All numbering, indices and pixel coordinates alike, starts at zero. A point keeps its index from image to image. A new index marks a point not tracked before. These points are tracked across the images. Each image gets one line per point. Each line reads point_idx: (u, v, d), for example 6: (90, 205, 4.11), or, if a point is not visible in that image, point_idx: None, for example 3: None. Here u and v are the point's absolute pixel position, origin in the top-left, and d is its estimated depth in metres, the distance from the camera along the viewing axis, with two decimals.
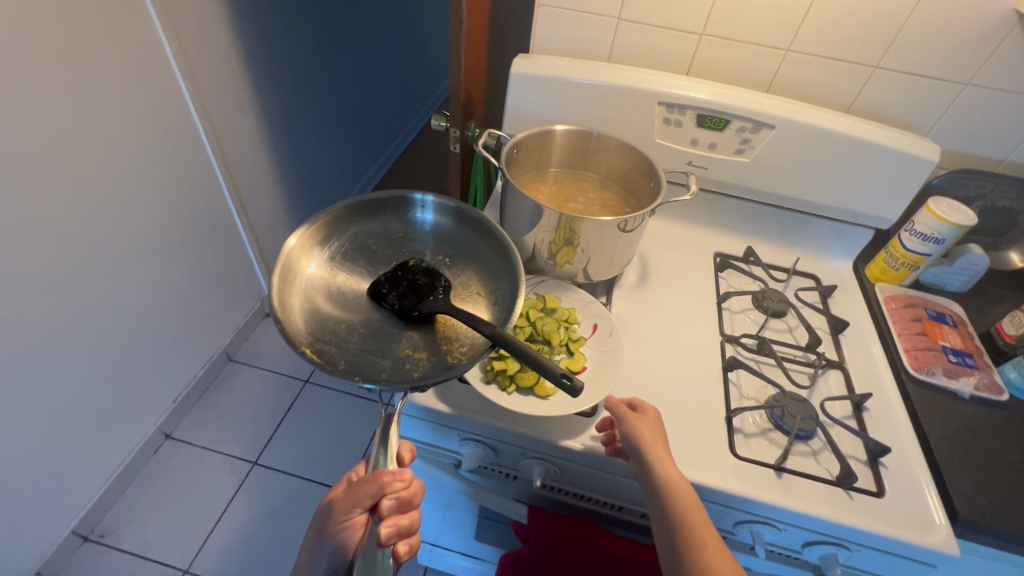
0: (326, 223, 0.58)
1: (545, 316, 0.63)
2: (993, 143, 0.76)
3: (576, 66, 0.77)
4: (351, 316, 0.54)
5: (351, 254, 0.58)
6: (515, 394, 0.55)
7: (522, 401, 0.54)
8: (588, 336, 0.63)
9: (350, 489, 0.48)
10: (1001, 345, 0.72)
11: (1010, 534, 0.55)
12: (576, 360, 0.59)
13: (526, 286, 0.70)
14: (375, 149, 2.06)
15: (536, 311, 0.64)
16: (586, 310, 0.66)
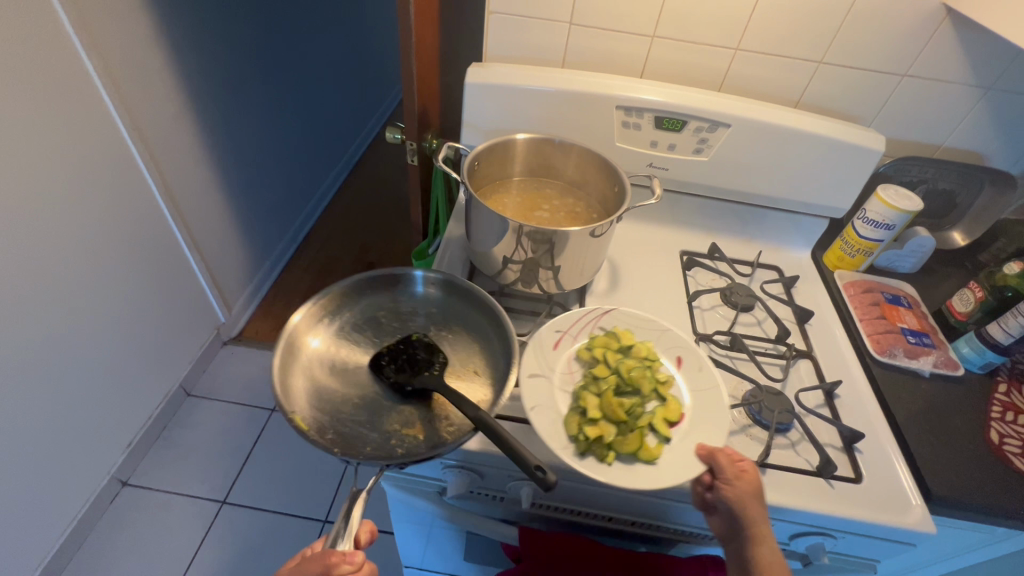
0: (340, 294, 0.61)
1: (625, 358, 0.58)
2: (931, 130, 0.80)
3: (531, 73, 0.76)
4: (348, 387, 0.55)
5: (358, 325, 0.61)
6: (616, 463, 0.51)
7: (626, 472, 0.50)
8: (674, 373, 0.59)
9: (296, 566, 0.46)
10: (952, 322, 0.75)
11: (979, 506, 0.57)
12: (671, 408, 0.54)
13: (592, 318, 0.64)
14: (327, 162, 2.00)
15: (614, 351, 0.59)
16: (664, 342, 0.62)
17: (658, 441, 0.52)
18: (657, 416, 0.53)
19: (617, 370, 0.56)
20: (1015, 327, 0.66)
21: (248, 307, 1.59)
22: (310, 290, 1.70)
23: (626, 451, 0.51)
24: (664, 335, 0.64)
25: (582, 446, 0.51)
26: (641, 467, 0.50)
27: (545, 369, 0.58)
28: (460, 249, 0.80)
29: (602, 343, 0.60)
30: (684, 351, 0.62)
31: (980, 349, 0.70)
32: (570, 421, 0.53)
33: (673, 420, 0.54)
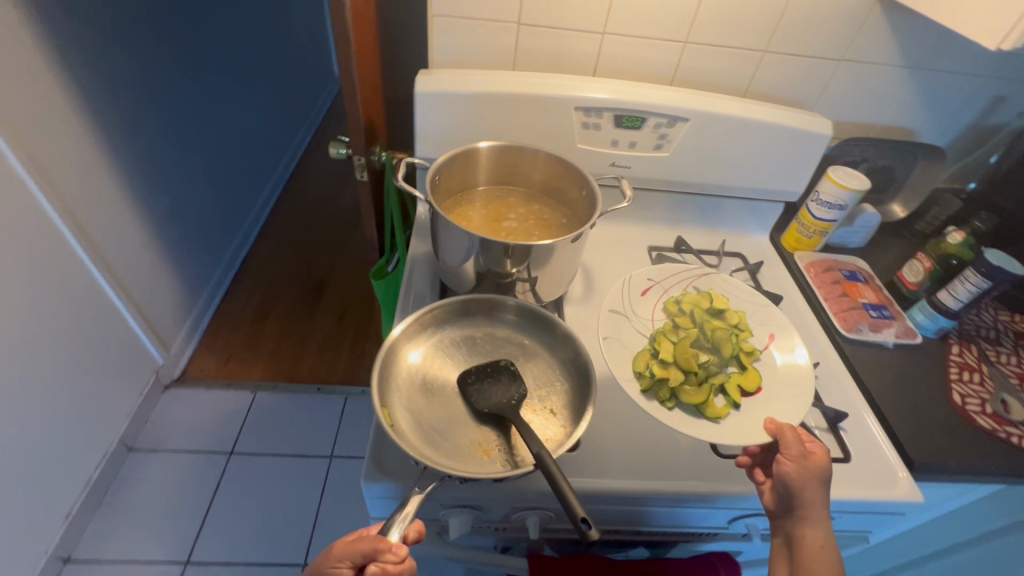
0: (448, 307, 0.61)
1: (714, 320, 0.62)
2: (868, 110, 0.84)
3: (482, 77, 0.72)
4: (433, 397, 0.56)
5: (456, 341, 0.61)
6: (674, 408, 0.55)
7: (683, 419, 0.53)
8: (764, 345, 0.61)
9: (350, 540, 0.45)
10: (904, 292, 0.79)
11: (955, 468, 0.61)
12: (751, 377, 0.57)
13: (688, 280, 0.68)
14: (256, 179, 1.87)
15: (701, 311, 0.63)
16: (757, 316, 0.65)
17: (725, 402, 0.55)
18: (733, 379, 0.56)
19: (704, 328, 0.60)
20: (963, 293, 0.70)
21: (188, 344, 1.46)
22: (256, 318, 1.59)
23: (685, 398, 0.54)
24: (767, 312, 0.65)
25: (644, 382, 0.55)
26: (694, 418, 0.54)
27: (625, 309, 0.64)
28: (427, 268, 0.76)
29: (694, 299, 0.64)
30: (782, 331, 0.63)
31: (933, 316, 0.74)
32: (642, 356, 0.57)
33: (750, 390, 0.56)
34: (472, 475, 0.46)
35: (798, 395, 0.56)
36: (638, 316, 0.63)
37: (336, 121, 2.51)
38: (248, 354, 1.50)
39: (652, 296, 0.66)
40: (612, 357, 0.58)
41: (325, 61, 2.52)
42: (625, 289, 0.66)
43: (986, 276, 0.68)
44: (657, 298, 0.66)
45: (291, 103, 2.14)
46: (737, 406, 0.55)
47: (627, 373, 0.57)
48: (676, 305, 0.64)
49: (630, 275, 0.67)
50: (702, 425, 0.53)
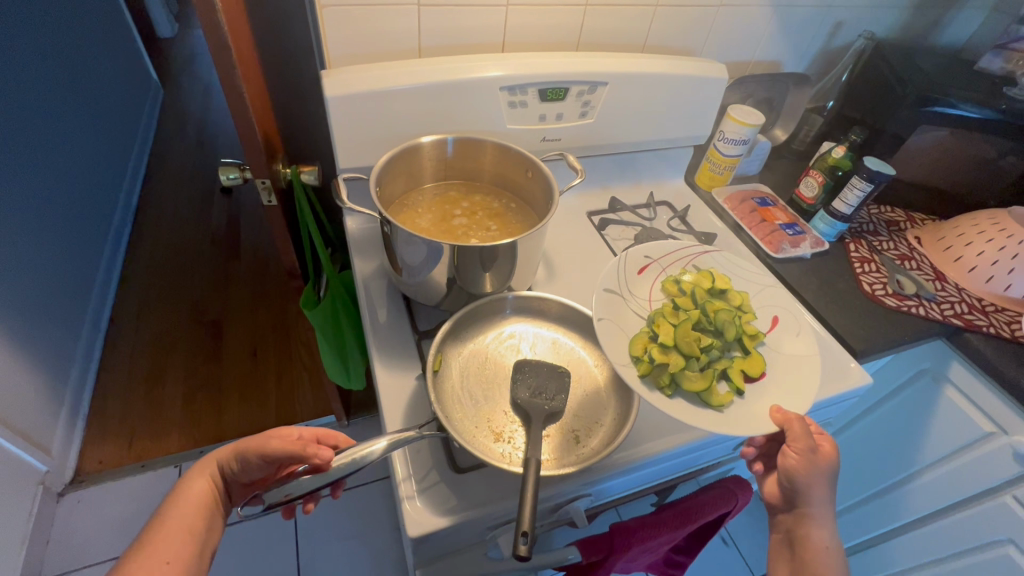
0: (528, 301, 0.63)
1: (716, 300, 0.61)
2: (745, 49, 0.92)
3: (391, 69, 0.66)
4: (487, 370, 0.59)
5: (523, 337, 0.63)
6: (674, 396, 0.53)
7: (680, 407, 0.51)
8: (767, 329, 0.61)
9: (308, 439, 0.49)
10: (804, 207, 0.91)
11: (883, 346, 0.72)
12: (756, 361, 0.56)
13: (683, 260, 0.68)
14: (95, 224, 1.56)
15: (702, 292, 0.62)
16: (765, 299, 0.65)
17: (727, 388, 0.54)
18: (735, 365, 0.55)
19: (708, 309, 0.59)
20: (852, 198, 0.82)
21: (73, 437, 1.22)
22: (151, 384, 1.36)
23: (685, 384, 0.53)
24: (767, 291, 0.66)
25: (644, 368, 0.53)
26: (695, 405, 0.52)
27: (622, 289, 0.62)
28: (383, 285, 0.71)
29: (696, 280, 0.63)
30: (790, 314, 0.63)
31: (831, 222, 0.86)
32: (639, 340, 0.56)
33: (752, 375, 0.55)
34: (505, 467, 0.48)
35: (802, 372, 0.56)
36: (634, 297, 0.62)
37: (175, 136, 2.15)
38: (155, 425, 1.29)
39: (648, 278, 0.65)
40: (610, 347, 0.55)
41: (137, 67, 2.13)
42: (622, 270, 0.64)
43: (869, 180, 0.80)
44: (654, 281, 0.65)
45: (109, 124, 1.78)
46: (741, 393, 0.54)
47: (624, 358, 0.55)
48: (676, 284, 0.63)
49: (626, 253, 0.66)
50: (704, 413, 0.51)
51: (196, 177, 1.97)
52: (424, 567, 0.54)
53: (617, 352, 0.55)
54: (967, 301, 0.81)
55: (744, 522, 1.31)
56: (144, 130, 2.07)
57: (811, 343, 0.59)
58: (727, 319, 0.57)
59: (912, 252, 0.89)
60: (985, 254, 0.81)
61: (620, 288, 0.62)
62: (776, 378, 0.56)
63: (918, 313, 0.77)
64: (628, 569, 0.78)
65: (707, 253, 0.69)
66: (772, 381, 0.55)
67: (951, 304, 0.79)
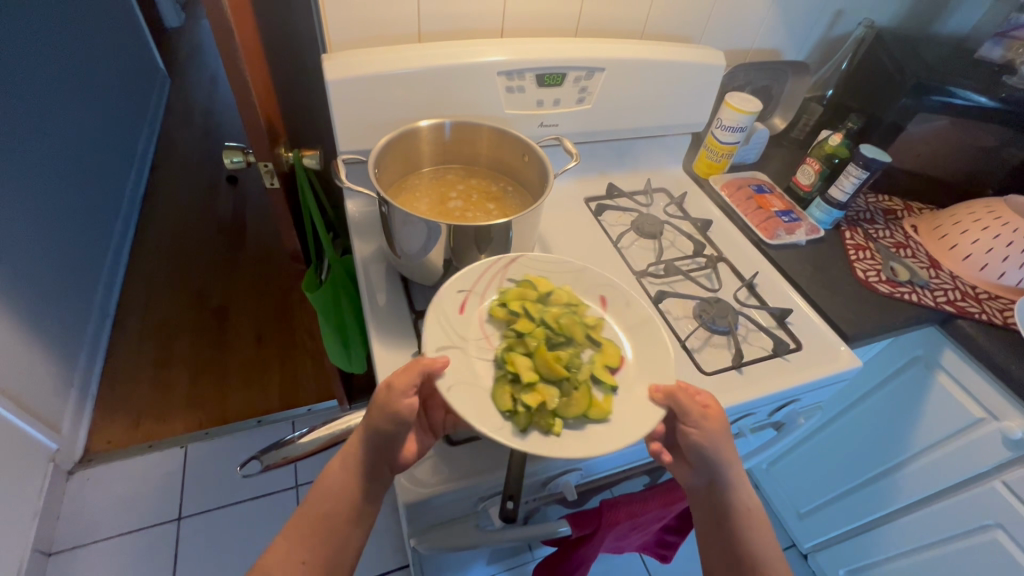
0: None
1: (546, 309, 0.55)
2: (745, 37, 0.92)
3: (391, 53, 0.67)
4: None
5: None
6: (563, 431, 0.47)
7: (576, 439, 0.46)
8: (602, 312, 0.59)
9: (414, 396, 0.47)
10: (801, 195, 0.92)
11: (875, 331, 0.73)
12: (612, 352, 0.54)
13: (500, 270, 0.60)
14: (103, 209, 1.58)
15: (533, 304, 0.55)
16: (589, 281, 0.61)
17: (603, 393, 0.50)
18: (596, 364, 0.52)
19: (547, 323, 0.53)
20: (848, 186, 0.83)
21: (82, 417, 1.25)
22: (158, 367, 1.39)
23: (569, 413, 0.47)
24: (582, 273, 0.62)
25: (520, 420, 0.46)
26: (588, 433, 0.47)
27: (451, 335, 0.52)
28: (382, 267, 0.72)
29: (518, 294, 0.56)
30: (610, 288, 0.61)
31: (827, 210, 0.86)
32: (500, 389, 0.48)
33: (614, 367, 0.53)
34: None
35: (648, 332, 0.56)
36: (470, 341, 0.53)
37: (181, 124, 2.17)
38: (162, 407, 1.32)
39: (472, 314, 0.55)
40: (472, 411, 0.46)
41: (145, 56, 2.14)
42: (439, 313, 0.54)
43: (864, 168, 0.80)
44: (478, 312, 0.56)
45: (117, 112, 1.81)
46: (614, 390, 0.50)
47: (494, 419, 0.46)
48: (501, 308, 0.55)
49: (437, 297, 0.54)
50: (600, 432, 0.47)
51: (202, 165, 1.99)
52: (418, 536, 0.56)
53: (483, 415, 0.46)
54: (961, 289, 0.81)
55: None
56: (152, 119, 2.09)
57: (644, 308, 0.59)
58: (565, 319, 0.53)
59: (908, 240, 0.89)
60: (980, 242, 0.82)
61: (450, 334, 0.52)
62: (631, 357, 0.55)
63: (911, 299, 0.78)
64: (620, 549, 0.81)
65: (516, 257, 0.61)
66: (630, 361, 0.54)
67: (944, 291, 0.80)
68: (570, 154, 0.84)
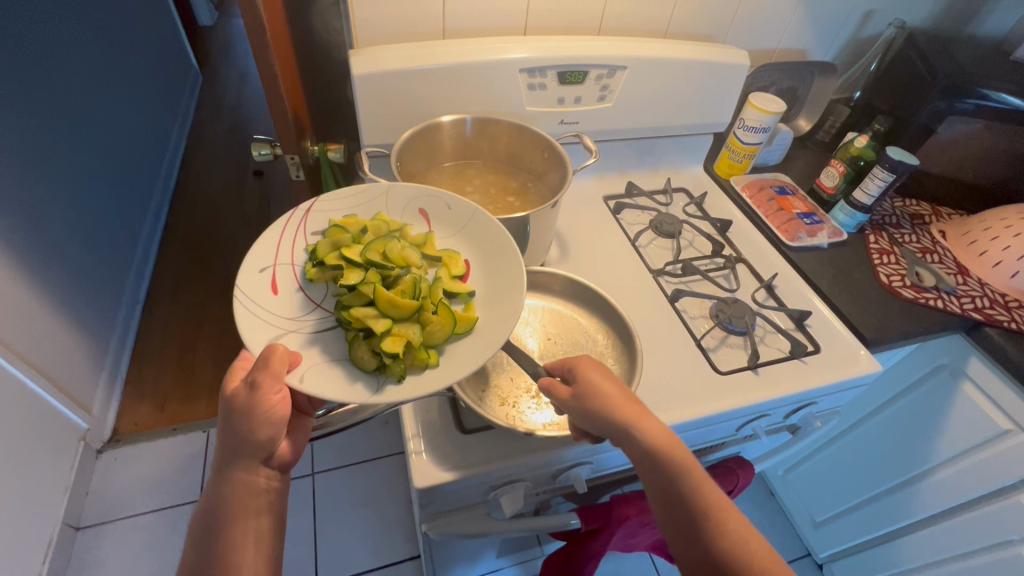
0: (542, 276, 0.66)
1: (365, 246, 0.52)
2: (770, 38, 0.91)
3: (415, 50, 0.68)
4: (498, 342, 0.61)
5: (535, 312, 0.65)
6: (439, 359, 0.49)
7: (455, 363, 0.48)
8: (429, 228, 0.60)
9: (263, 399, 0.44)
10: (824, 197, 0.91)
11: (897, 336, 0.72)
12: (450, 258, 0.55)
13: (304, 238, 0.55)
14: (136, 201, 1.64)
15: (346, 250, 0.52)
16: (403, 197, 0.59)
17: (462, 302, 0.53)
18: (443, 279, 0.53)
19: (370, 261, 0.51)
20: (874, 188, 0.81)
21: (111, 399, 1.29)
22: (184, 353, 1.43)
23: (437, 338, 0.49)
24: (390, 193, 0.59)
25: (392, 371, 0.46)
26: (463, 350, 0.49)
27: (287, 322, 0.50)
28: None
29: (329, 246, 0.53)
30: (423, 198, 0.60)
31: (852, 213, 0.85)
32: (358, 351, 0.47)
33: (461, 274, 0.55)
34: (506, 426, 0.51)
35: (488, 229, 0.58)
36: (301, 320, 0.51)
37: (211, 120, 2.24)
38: (187, 392, 1.36)
39: (289, 288, 0.52)
40: (338, 389, 0.46)
41: (178, 53, 2.21)
42: (257, 307, 0.49)
43: (890, 171, 0.79)
44: (295, 279, 0.53)
45: (152, 107, 1.87)
46: (472, 294, 0.53)
47: (366, 385, 0.47)
48: (318, 270, 0.52)
49: (239, 288, 0.49)
50: (471, 342, 0.50)
51: (230, 159, 2.04)
52: (429, 521, 0.57)
53: (349, 387, 0.46)
54: (990, 296, 0.79)
55: (755, 516, 1.31)
56: (184, 114, 2.16)
57: (463, 206, 0.60)
58: (389, 250, 0.52)
59: (935, 246, 0.87)
60: (1011, 249, 0.80)
61: (273, 325, 0.49)
62: (477, 262, 0.57)
63: (935, 305, 0.76)
64: (630, 547, 0.81)
65: (308, 206, 0.56)
66: (476, 272, 0.57)
67: (971, 298, 0.78)
68: (589, 151, 0.84)
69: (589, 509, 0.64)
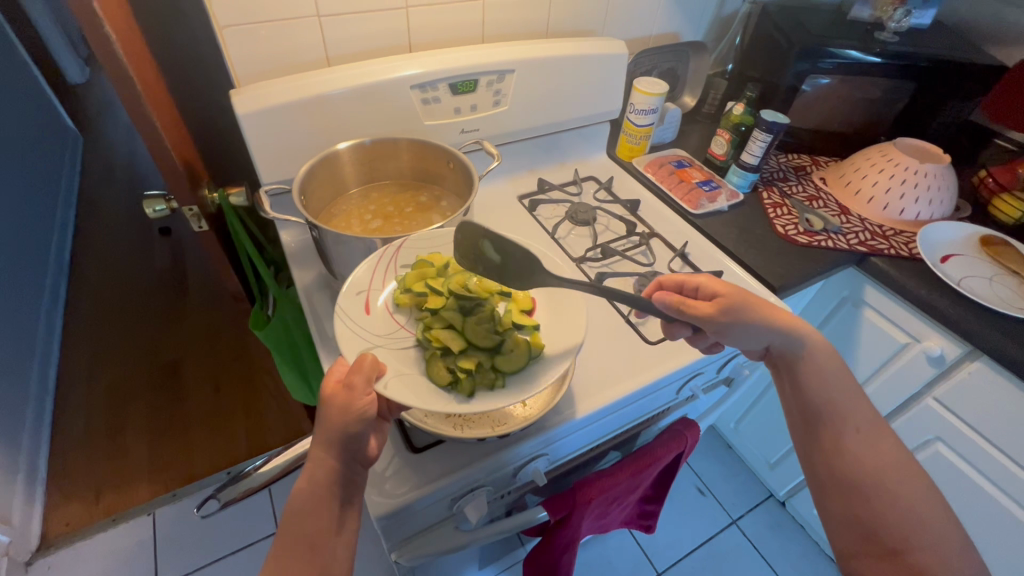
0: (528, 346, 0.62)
1: (450, 277, 0.55)
2: (644, 26, 0.97)
3: (304, 80, 0.67)
4: None
5: None
6: (508, 383, 0.50)
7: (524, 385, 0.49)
8: None
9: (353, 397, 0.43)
10: (717, 164, 0.98)
11: (797, 280, 0.78)
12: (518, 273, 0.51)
13: (388, 266, 0.58)
14: (27, 280, 1.50)
15: (432, 279, 0.55)
16: None
17: (528, 333, 0.53)
18: (513, 313, 0.54)
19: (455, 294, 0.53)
20: (757, 149, 0.89)
21: (32, 502, 1.17)
22: (111, 435, 1.32)
23: (507, 365, 0.50)
24: None
25: (467, 386, 0.48)
26: (536, 374, 0.50)
27: (382, 337, 0.52)
28: (325, 287, 0.72)
29: (417, 276, 0.55)
30: None
31: (743, 174, 0.92)
32: (435, 367, 0.49)
33: (529, 310, 0.56)
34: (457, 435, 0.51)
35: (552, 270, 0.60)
36: (391, 336, 0.52)
37: (102, 181, 2.08)
38: (122, 476, 1.25)
39: (380, 308, 0.54)
40: (419, 396, 0.46)
41: (51, 115, 2.04)
42: (347, 323, 0.51)
43: (768, 132, 0.86)
44: (385, 303, 0.55)
45: (29, 179, 1.71)
46: (538, 327, 0.54)
47: (439, 397, 0.47)
48: (406, 295, 0.55)
49: (341, 308, 0.52)
50: (538, 368, 0.51)
51: (130, 220, 1.91)
52: (399, 549, 0.57)
53: (428, 396, 0.47)
54: (870, 229, 0.88)
55: (718, 471, 1.37)
56: (69, 181, 2.00)
57: None
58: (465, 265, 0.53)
59: (819, 192, 0.96)
60: (879, 184, 0.90)
61: (366, 338, 0.51)
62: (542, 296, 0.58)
63: (828, 246, 0.84)
64: (605, 525, 0.83)
65: (399, 242, 0.59)
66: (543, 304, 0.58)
67: (856, 234, 0.87)
68: (489, 154, 0.86)
69: (554, 499, 0.65)
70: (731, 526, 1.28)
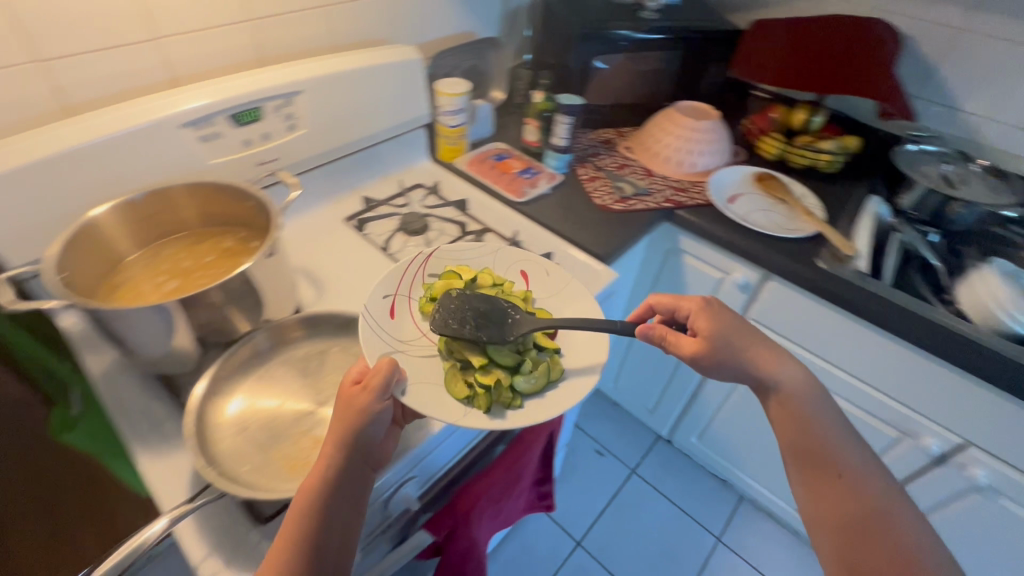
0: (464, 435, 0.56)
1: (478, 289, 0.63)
2: (434, 29, 0.98)
3: (32, 139, 0.57)
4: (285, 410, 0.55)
5: (315, 363, 0.60)
6: (523, 402, 0.55)
7: (540, 405, 0.54)
8: (526, 284, 0.68)
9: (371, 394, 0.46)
10: (534, 151, 1.03)
11: (620, 244, 0.85)
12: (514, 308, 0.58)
13: (415, 275, 0.66)
14: None
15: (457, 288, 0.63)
16: (505, 256, 0.70)
17: (549, 354, 0.59)
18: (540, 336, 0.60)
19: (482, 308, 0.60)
20: (562, 132, 0.94)
21: None
22: None
23: (522, 388, 0.55)
24: (500, 254, 0.71)
25: (485, 402, 0.53)
26: (548, 393, 0.56)
27: (396, 342, 0.58)
28: (126, 369, 0.62)
29: (444, 285, 0.64)
30: (525, 263, 0.70)
31: (558, 156, 0.97)
32: (456, 382, 0.55)
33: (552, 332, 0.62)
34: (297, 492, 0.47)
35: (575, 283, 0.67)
36: (406, 343, 0.58)
37: None
38: None
39: (401, 315, 0.61)
40: (440, 408, 0.52)
41: None
42: (372, 322, 0.58)
43: (568, 114, 0.92)
44: (407, 310, 0.62)
45: None
46: (558, 349, 0.60)
47: (458, 409, 0.53)
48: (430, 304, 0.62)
49: (366, 308, 0.59)
50: (552, 393, 0.56)
51: None
52: None
53: (450, 409, 0.53)
54: (672, 186, 0.99)
55: (611, 430, 1.47)
56: None
57: (559, 274, 0.68)
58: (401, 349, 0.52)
59: (627, 160, 1.05)
60: (671, 145, 1.01)
61: (387, 342, 0.57)
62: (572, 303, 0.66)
63: (640, 208, 0.92)
64: (506, 519, 0.84)
65: (430, 252, 0.68)
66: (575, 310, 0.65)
67: (661, 192, 0.97)
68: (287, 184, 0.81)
69: (434, 518, 0.66)
70: (632, 475, 1.38)
